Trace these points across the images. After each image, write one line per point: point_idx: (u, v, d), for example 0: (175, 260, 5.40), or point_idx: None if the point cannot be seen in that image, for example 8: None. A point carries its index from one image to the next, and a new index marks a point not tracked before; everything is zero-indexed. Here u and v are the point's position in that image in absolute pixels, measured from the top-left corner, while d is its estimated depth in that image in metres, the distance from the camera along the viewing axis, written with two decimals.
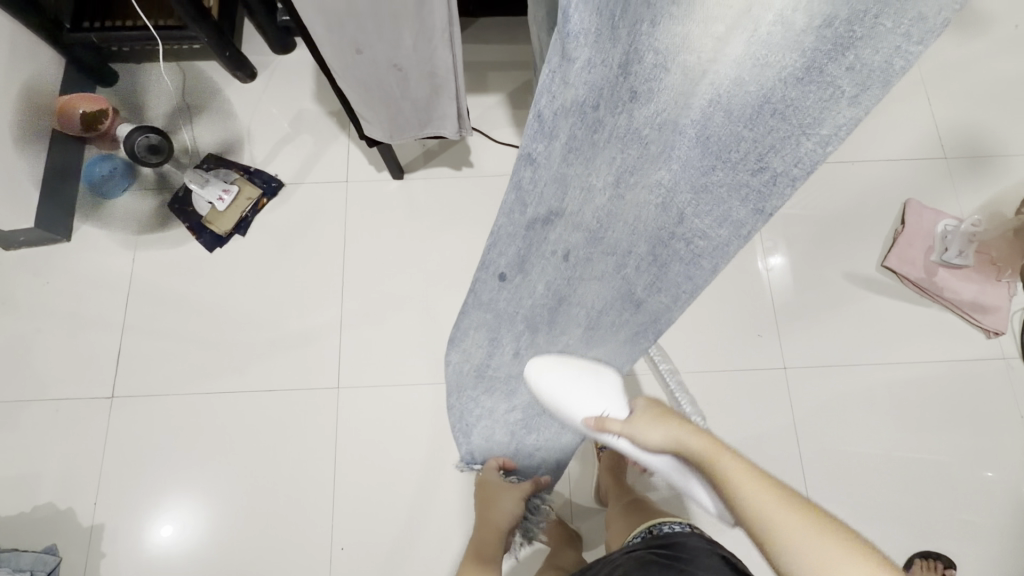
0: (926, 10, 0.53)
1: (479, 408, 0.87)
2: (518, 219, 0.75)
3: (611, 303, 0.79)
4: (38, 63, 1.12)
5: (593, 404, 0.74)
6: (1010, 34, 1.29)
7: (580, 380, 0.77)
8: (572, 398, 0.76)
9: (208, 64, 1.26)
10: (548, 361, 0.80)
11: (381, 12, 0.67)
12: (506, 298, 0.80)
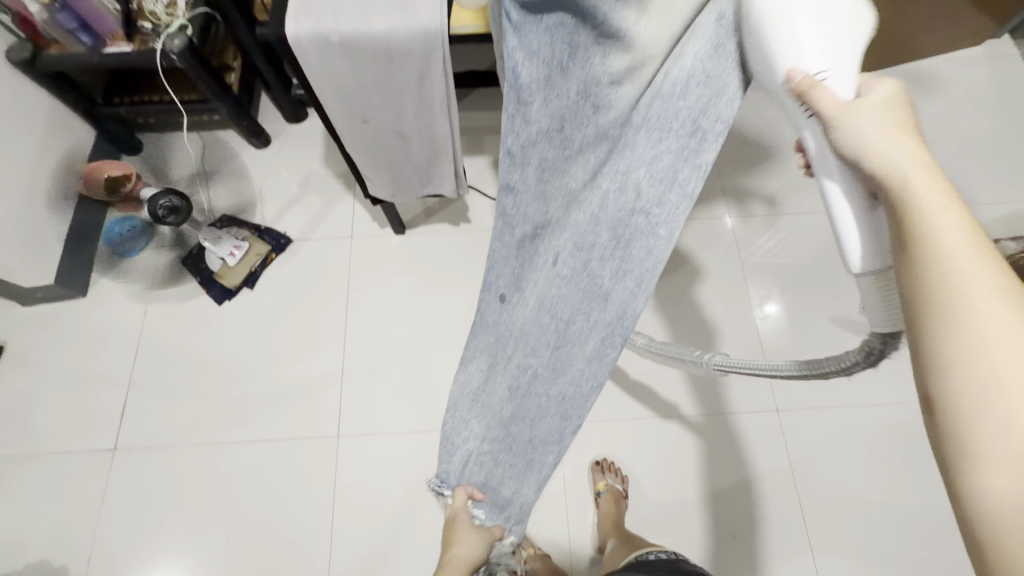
0: None
1: (467, 459, 0.65)
2: (510, 241, 0.61)
3: (575, 305, 0.54)
4: (72, 135, 1.23)
5: (832, 41, 0.41)
6: (964, 95, 1.41)
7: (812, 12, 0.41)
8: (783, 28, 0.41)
9: (226, 133, 1.37)
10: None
11: (385, 88, 0.76)
12: (505, 325, 0.60)
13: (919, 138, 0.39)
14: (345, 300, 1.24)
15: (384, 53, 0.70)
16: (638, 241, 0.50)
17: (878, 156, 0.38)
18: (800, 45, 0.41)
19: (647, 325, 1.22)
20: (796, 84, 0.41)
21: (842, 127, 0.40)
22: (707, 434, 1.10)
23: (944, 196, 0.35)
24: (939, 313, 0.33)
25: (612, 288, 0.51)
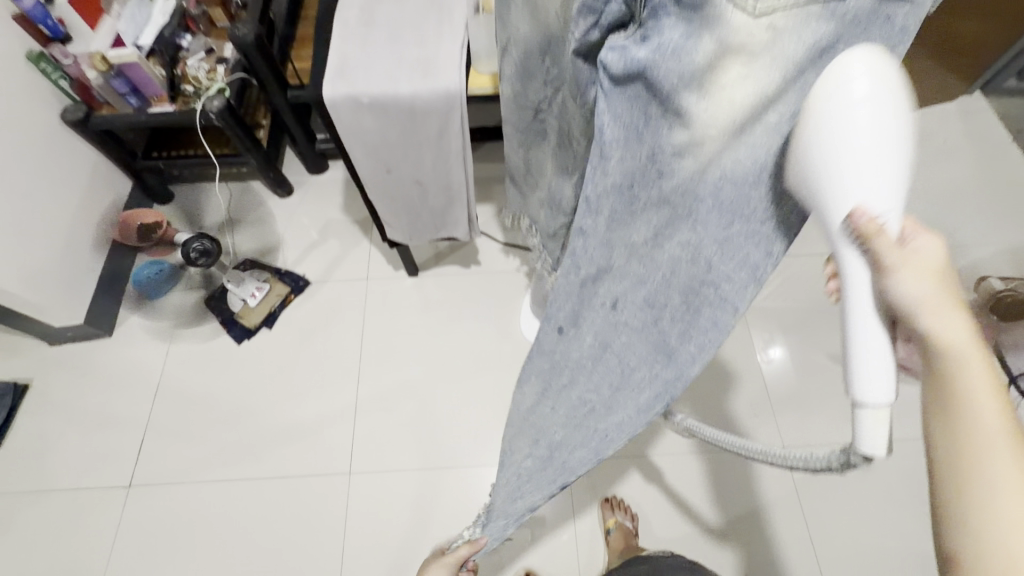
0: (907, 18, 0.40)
1: (501, 473, 0.68)
2: (570, 281, 0.58)
3: (639, 359, 0.57)
4: (110, 185, 1.33)
5: (888, 182, 0.40)
6: (942, 146, 1.51)
7: (874, 143, 0.39)
8: (837, 155, 0.40)
9: (252, 183, 1.47)
10: (859, 57, 0.39)
11: (408, 141, 0.84)
12: (561, 357, 0.61)
13: (957, 302, 0.40)
14: (359, 340, 1.28)
15: (408, 111, 0.79)
16: (706, 309, 0.54)
17: (933, 323, 0.40)
18: (861, 183, 0.40)
19: None
20: (859, 224, 0.41)
21: (900, 276, 0.41)
22: (715, 472, 1.11)
23: (980, 373, 0.38)
24: (974, 496, 0.36)
25: (677, 349, 0.56)
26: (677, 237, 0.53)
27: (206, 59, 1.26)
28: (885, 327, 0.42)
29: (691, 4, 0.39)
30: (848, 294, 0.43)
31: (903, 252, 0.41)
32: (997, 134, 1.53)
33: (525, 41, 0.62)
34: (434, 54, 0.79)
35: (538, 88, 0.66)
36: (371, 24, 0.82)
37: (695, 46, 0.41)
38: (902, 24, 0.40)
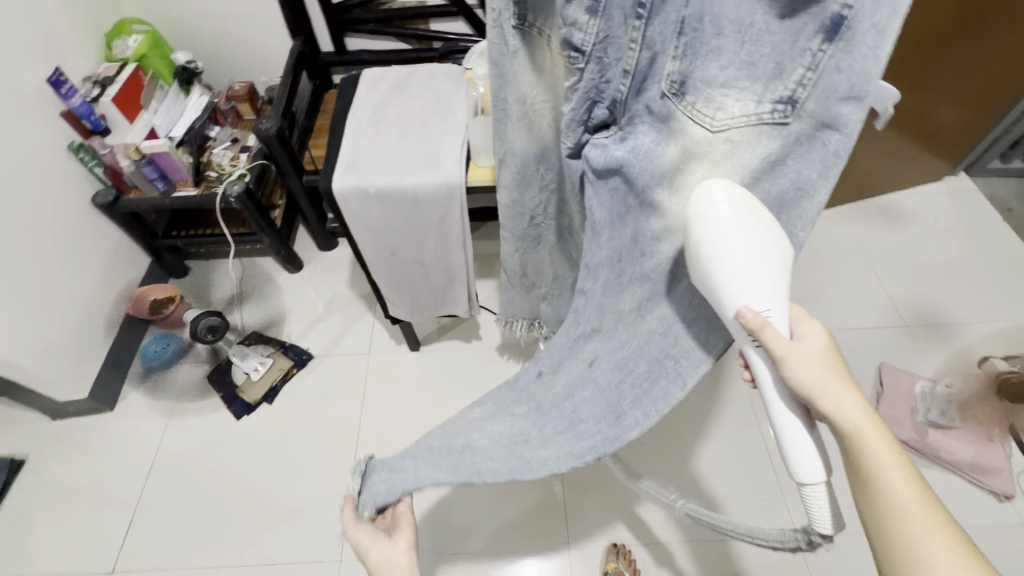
0: (839, 147, 0.45)
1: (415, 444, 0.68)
2: (568, 334, 0.69)
3: (594, 415, 0.61)
4: (129, 262, 1.40)
5: (766, 288, 0.48)
6: (933, 225, 1.55)
7: (751, 258, 0.47)
8: (723, 271, 0.48)
9: (262, 259, 1.53)
10: (719, 189, 0.48)
11: (410, 226, 0.89)
12: (531, 395, 0.67)
13: (848, 379, 0.50)
14: (358, 415, 1.28)
15: (412, 199, 0.84)
16: (663, 380, 0.57)
17: (827, 401, 0.49)
18: (745, 291, 0.48)
19: (657, 442, 1.22)
20: (746, 321, 0.48)
21: (793, 366, 0.49)
22: (725, 562, 1.05)
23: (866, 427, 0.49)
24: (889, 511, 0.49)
25: (627, 412, 0.59)
26: (656, 314, 0.60)
27: (230, 148, 1.37)
28: (792, 407, 0.52)
29: (660, 117, 0.50)
30: (762, 379, 0.53)
31: (794, 345, 0.49)
32: (985, 214, 1.57)
33: (519, 156, 0.65)
34: (437, 148, 0.86)
35: (534, 194, 0.70)
36: (381, 123, 0.90)
37: (663, 151, 0.51)
38: (835, 148, 0.45)
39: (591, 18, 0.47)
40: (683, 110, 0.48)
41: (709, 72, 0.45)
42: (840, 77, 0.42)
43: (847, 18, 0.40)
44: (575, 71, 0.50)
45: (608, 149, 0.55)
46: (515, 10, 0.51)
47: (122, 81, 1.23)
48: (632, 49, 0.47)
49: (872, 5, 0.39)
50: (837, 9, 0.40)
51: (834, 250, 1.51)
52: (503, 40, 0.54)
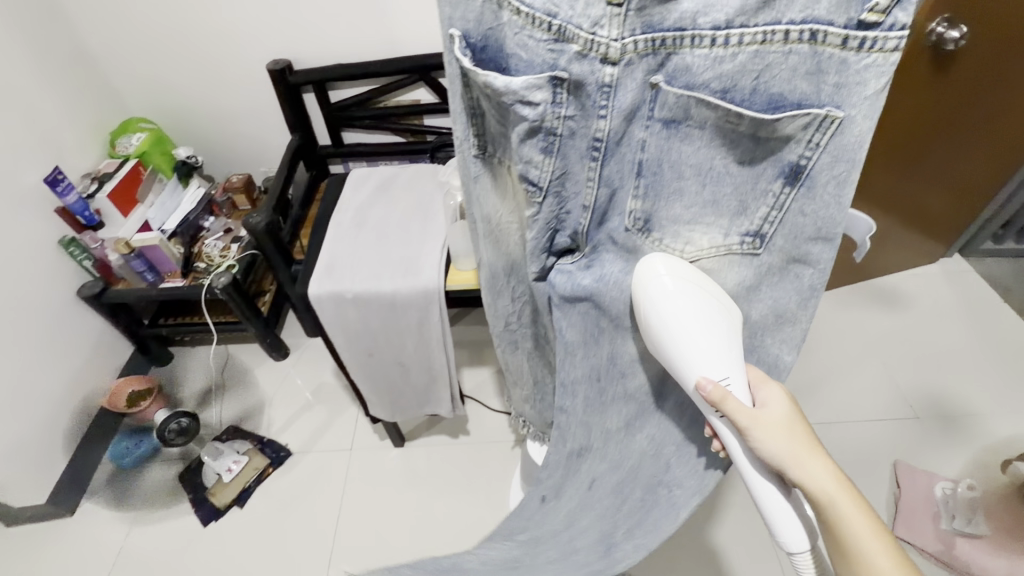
0: (815, 280, 0.46)
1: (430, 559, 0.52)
2: (558, 453, 0.65)
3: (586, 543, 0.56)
4: (110, 352, 1.37)
5: (719, 357, 0.47)
6: (933, 308, 1.52)
7: (703, 322, 0.46)
8: (680, 342, 0.47)
9: (249, 346, 1.49)
10: (667, 259, 0.48)
11: (388, 329, 0.86)
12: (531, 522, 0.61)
13: (815, 444, 0.49)
14: (335, 521, 1.18)
15: (389, 303, 0.82)
16: (655, 510, 0.58)
17: (796, 467, 0.47)
18: (701, 361, 0.47)
19: (662, 556, 1.10)
20: (705, 392, 0.46)
21: (758, 435, 0.48)
22: None
23: (837, 490, 0.47)
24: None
25: (619, 544, 0.55)
26: (646, 432, 0.62)
27: (222, 238, 1.39)
28: (766, 476, 0.50)
29: (625, 251, 0.52)
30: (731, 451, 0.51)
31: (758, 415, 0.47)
32: (986, 297, 1.55)
33: (489, 266, 0.63)
34: (416, 253, 0.85)
35: (506, 302, 0.67)
36: (361, 226, 0.90)
37: (632, 280, 0.53)
38: (810, 281, 0.46)
39: (546, 157, 0.45)
40: (648, 244, 0.49)
41: (675, 213, 0.47)
42: (806, 220, 0.42)
43: (806, 167, 0.40)
44: (534, 205, 0.48)
45: (582, 281, 0.54)
46: (475, 142, 0.50)
47: (119, 178, 1.26)
48: (589, 186, 0.46)
49: (829, 159, 0.39)
50: (796, 158, 0.40)
51: (835, 335, 1.47)
52: (466, 164, 0.54)
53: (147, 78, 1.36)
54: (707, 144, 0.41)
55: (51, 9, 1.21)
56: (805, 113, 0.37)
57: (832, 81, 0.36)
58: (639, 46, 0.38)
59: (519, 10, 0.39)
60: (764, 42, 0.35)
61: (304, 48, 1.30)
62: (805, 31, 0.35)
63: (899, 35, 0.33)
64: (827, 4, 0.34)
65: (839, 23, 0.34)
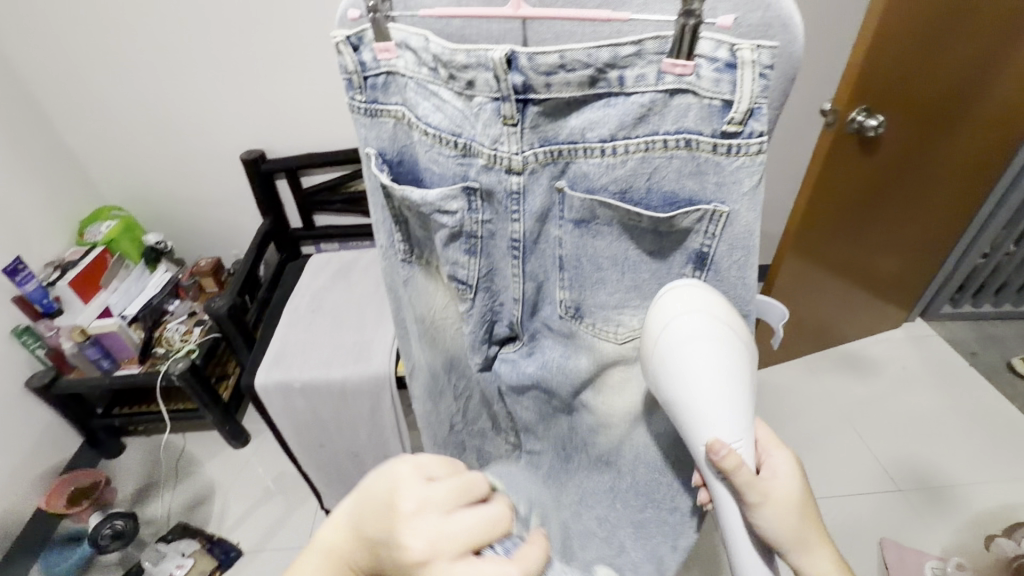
0: None
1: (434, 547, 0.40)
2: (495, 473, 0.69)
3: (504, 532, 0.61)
4: (58, 447, 1.30)
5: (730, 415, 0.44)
6: (901, 373, 1.53)
7: (724, 381, 0.43)
8: (698, 403, 0.43)
9: (207, 433, 1.43)
10: (698, 300, 0.44)
11: (339, 418, 0.84)
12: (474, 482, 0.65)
13: (811, 516, 0.48)
14: None
15: (339, 390, 0.81)
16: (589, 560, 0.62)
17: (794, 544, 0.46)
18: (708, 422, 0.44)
19: None
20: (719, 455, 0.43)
21: (764, 512, 0.45)
22: None
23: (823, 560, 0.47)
24: None
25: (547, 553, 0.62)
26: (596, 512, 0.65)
27: (185, 321, 1.38)
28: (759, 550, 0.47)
29: (562, 339, 0.55)
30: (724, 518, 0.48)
31: (768, 489, 0.45)
32: (951, 360, 1.57)
33: (427, 366, 0.67)
34: (369, 338, 0.85)
35: (449, 401, 0.70)
36: (317, 312, 0.90)
37: (573, 363, 0.56)
38: None
39: (470, 257, 0.51)
40: (584, 330, 0.53)
41: (603, 303, 0.51)
42: None
43: (710, 253, 0.45)
44: (467, 300, 0.53)
45: (527, 371, 0.59)
46: (403, 248, 0.56)
47: (83, 265, 1.26)
48: (516, 280, 0.52)
49: (726, 247, 0.45)
50: (699, 246, 0.45)
51: (809, 404, 1.46)
52: (394, 271, 0.59)
53: (124, 168, 1.40)
54: (617, 238, 0.47)
55: (32, 110, 1.27)
56: (694, 209, 0.42)
57: (714, 180, 0.41)
58: (540, 156, 0.44)
59: (426, 131, 0.46)
60: (647, 150, 0.41)
61: (276, 141, 1.37)
62: (681, 139, 0.40)
63: (757, 140, 0.38)
64: (693, 117, 0.39)
65: (706, 132, 0.39)
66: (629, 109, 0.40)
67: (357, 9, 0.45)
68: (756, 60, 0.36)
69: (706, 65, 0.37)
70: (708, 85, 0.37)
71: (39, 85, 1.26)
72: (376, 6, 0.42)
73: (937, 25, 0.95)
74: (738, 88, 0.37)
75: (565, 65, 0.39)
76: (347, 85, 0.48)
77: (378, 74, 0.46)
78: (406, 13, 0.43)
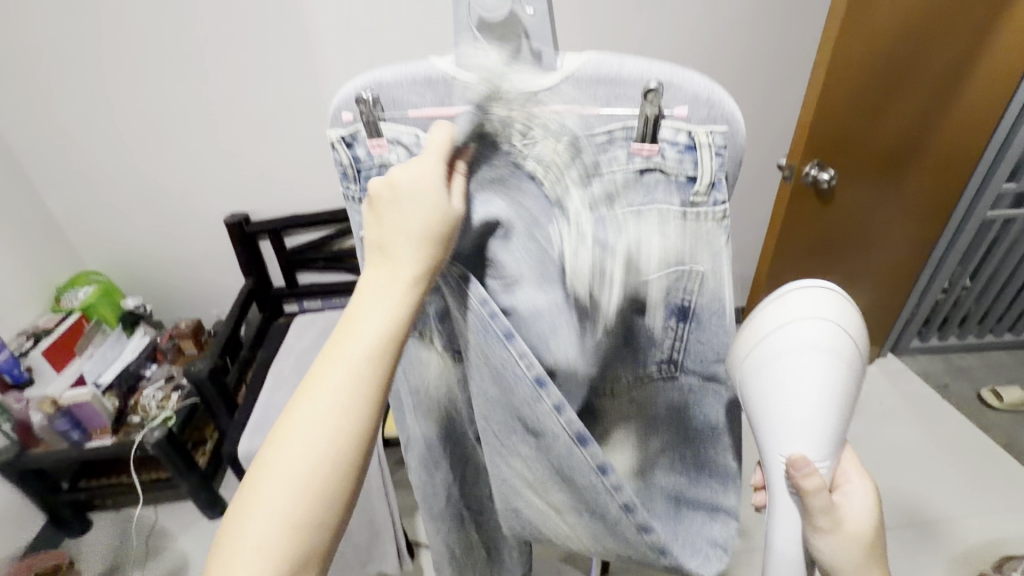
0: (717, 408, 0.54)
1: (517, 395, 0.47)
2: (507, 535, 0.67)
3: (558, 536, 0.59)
4: (18, 528, 1.23)
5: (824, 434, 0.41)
6: (879, 408, 1.57)
7: (834, 399, 0.41)
8: (801, 411, 0.41)
9: (181, 504, 1.37)
10: (825, 307, 0.42)
11: None
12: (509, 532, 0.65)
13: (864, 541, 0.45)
14: None
15: None
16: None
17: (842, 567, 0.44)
18: (802, 433, 0.41)
19: None
20: (797, 469, 0.41)
21: (826, 545, 0.44)
22: None
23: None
24: None
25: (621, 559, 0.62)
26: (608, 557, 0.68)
27: (162, 386, 1.34)
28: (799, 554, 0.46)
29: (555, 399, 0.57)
30: (774, 515, 0.45)
31: (842, 520, 0.44)
32: (925, 393, 1.62)
33: (422, 440, 0.67)
34: None
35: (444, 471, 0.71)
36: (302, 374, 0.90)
37: None
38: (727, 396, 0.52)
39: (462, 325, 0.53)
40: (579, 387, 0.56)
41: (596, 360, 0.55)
42: (706, 348, 0.50)
43: (690, 305, 0.49)
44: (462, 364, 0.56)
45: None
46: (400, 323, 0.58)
47: (57, 333, 1.23)
48: None
49: (705, 300, 0.47)
50: (679, 299, 0.48)
51: None
52: None
53: (105, 234, 1.41)
54: (605, 304, 0.50)
55: (17, 181, 1.28)
56: (672, 268, 0.46)
57: (687, 243, 0.45)
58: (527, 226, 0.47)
59: None
60: (624, 220, 0.45)
61: (261, 204, 1.40)
62: (654, 209, 0.44)
63: (722, 208, 0.43)
64: (662, 191, 0.43)
65: (675, 203, 0.43)
66: (604, 187, 0.44)
67: (351, 111, 0.46)
68: (711, 142, 0.41)
69: (669, 148, 0.42)
70: (673, 163, 0.42)
71: (23, 158, 1.27)
72: (368, 110, 0.44)
73: (872, 90, 1.06)
74: (699, 166, 0.42)
75: (544, 153, 0.44)
76: (342, 177, 0.49)
77: (372, 168, 0.48)
78: (396, 113, 0.45)
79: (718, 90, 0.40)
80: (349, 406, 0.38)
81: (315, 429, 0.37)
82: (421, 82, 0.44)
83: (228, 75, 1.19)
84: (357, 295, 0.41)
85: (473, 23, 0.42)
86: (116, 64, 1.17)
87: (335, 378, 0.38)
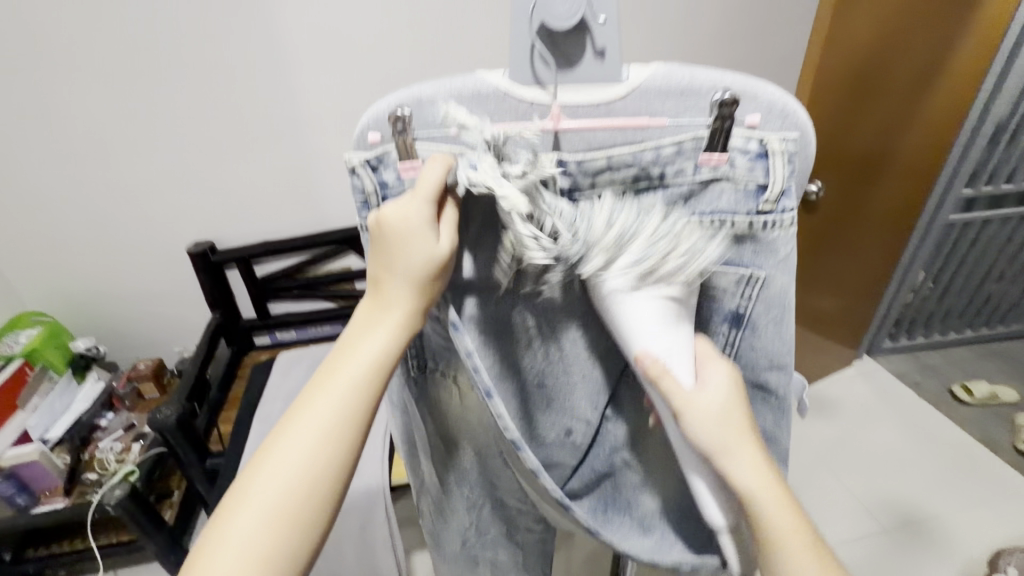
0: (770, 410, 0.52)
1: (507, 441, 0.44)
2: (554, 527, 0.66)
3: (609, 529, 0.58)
4: None
5: (662, 332, 0.45)
6: (861, 410, 1.61)
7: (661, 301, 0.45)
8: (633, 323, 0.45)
9: (145, 566, 1.23)
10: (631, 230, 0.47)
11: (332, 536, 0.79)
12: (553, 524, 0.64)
13: (749, 435, 0.44)
14: None
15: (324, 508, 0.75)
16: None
17: (729, 458, 0.43)
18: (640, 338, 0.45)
19: None
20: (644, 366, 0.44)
21: (687, 422, 0.44)
22: None
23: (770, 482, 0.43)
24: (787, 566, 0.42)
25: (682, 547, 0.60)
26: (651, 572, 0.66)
27: (121, 437, 1.22)
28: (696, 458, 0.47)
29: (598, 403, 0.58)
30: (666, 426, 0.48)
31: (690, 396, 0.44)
32: (902, 392, 1.67)
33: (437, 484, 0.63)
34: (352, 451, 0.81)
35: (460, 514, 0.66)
36: None
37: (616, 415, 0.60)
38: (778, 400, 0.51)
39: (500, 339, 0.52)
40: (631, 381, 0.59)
41: None
42: (757, 354, 0.50)
43: (745, 313, 0.48)
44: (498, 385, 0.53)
45: (579, 443, 0.60)
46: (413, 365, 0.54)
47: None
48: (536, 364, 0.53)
49: (762, 307, 0.48)
50: (735, 307, 0.48)
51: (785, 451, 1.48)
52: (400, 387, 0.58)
53: (52, 272, 1.28)
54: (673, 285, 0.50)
55: None
56: (735, 270, 0.46)
57: (751, 248, 0.45)
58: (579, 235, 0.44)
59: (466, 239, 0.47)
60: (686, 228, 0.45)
61: (229, 232, 1.31)
62: (717, 219, 0.44)
63: (790, 214, 0.44)
64: (729, 200, 0.44)
65: (742, 212, 0.44)
66: (670, 197, 0.44)
67: (378, 131, 0.43)
68: (784, 149, 0.42)
69: (739, 156, 0.42)
70: (743, 171, 0.42)
71: None
72: (404, 130, 0.41)
73: None
74: (771, 173, 0.42)
75: (612, 165, 0.43)
76: (362, 206, 0.46)
77: (401, 192, 0.44)
78: (433, 132, 0.42)
79: (791, 101, 0.41)
80: (321, 451, 0.39)
81: (294, 456, 0.39)
82: (468, 96, 0.42)
83: (194, 97, 1.12)
84: (353, 331, 0.43)
85: (534, 27, 0.41)
86: (65, 85, 1.06)
87: (320, 410, 0.40)
